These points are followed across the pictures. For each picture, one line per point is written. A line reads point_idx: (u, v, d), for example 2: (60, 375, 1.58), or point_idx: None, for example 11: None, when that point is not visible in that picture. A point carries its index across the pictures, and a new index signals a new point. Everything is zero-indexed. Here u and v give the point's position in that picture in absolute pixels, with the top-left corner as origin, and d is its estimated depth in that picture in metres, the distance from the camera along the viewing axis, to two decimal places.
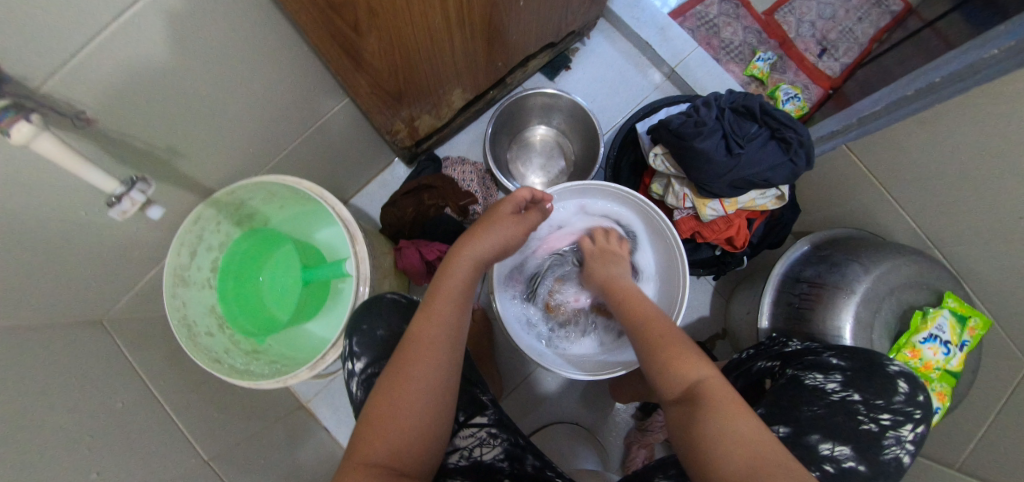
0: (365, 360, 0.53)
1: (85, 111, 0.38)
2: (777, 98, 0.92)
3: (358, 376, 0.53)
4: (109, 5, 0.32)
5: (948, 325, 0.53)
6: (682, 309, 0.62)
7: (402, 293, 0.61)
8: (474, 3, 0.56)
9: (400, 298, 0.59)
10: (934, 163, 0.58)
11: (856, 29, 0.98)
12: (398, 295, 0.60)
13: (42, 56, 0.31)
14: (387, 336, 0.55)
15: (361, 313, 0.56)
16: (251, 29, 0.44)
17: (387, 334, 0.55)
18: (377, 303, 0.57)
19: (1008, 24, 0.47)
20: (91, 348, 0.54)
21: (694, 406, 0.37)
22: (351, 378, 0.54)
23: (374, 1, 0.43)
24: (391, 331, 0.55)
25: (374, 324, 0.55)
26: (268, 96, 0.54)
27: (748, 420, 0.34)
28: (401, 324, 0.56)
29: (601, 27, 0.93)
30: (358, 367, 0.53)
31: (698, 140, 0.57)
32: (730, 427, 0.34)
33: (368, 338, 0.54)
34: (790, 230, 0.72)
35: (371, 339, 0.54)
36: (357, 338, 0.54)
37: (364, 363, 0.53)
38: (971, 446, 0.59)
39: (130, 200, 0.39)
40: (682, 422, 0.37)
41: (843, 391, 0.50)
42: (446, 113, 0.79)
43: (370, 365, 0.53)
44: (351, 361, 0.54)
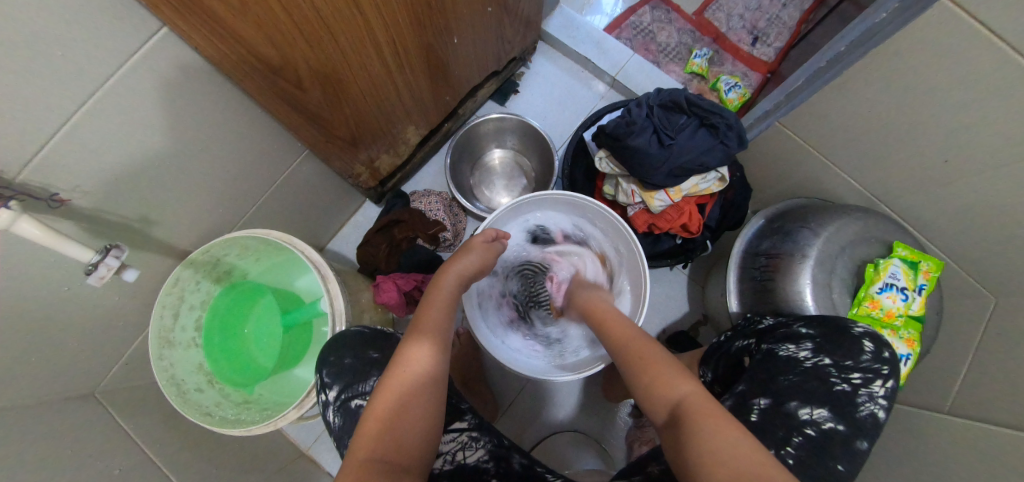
0: (338, 388, 0.55)
1: (57, 192, 0.42)
2: (719, 89, 0.97)
3: (333, 404, 0.54)
4: (67, 99, 0.37)
5: (902, 272, 0.55)
6: (647, 302, 0.64)
7: (369, 325, 0.62)
8: (408, 48, 0.61)
9: (364, 330, 0.61)
10: (858, 125, 0.62)
11: (783, 15, 1.03)
12: (364, 326, 0.61)
13: (15, 152, 0.36)
14: (356, 362, 0.56)
15: (329, 348, 0.58)
16: (204, 102, 0.49)
17: (355, 361, 0.56)
18: (342, 336, 0.59)
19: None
20: (83, 420, 0.56)
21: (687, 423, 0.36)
22: (326, 408, 0.55)
23: (311, 60, 0.48)
24: (360, 356, 0.57)
25: (342, 354, 0.57)
26: (230, 159, 0.59)
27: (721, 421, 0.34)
28: (365, 349, 0.57)
29: (541, 50, 1.00)
30: (332, 395, 0.55)
31: (631, 138, 0.61)
32: (708, 430, 0.34)
33: (338, 367, 0.56)
34: (746, 209, 0.74)
35: (341, 368, 0.56)
36: (328, 369, 0.56)
37: (338, 390, 0.55)
38: (954, 391, 0.59)
39: (106, 267, 0.44)
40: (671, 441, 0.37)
41: (814, 357, 0.49)
42: (405, 150, 0.84)
43: (344, 391, 0.54)
44: (325, 391, 0.55)
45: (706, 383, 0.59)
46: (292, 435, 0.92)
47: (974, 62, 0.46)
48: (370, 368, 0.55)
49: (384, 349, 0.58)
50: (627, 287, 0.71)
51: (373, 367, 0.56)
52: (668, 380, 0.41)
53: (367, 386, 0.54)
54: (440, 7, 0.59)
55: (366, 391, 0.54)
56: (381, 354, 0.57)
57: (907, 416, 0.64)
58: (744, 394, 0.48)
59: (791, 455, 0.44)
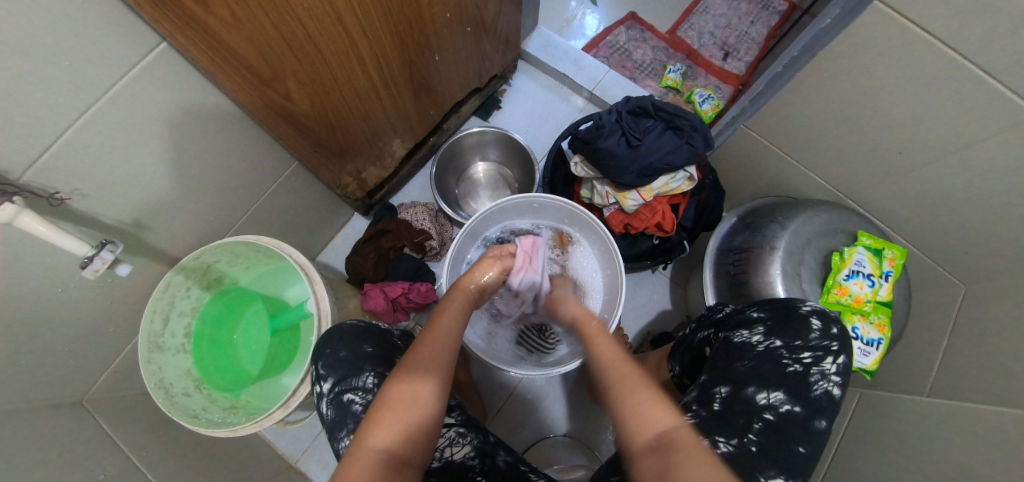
0: (331, 381, 0.55)
1: (58, 191, 0.45)
2: (693, 101, 1.01)
3: (326, 397, 0.55)
4: (72, 106, 0.40)
5: (866, 259, 0.58)
6: (623, 295, 0.66)
7: (364, 319, 0.63)
8: (393, 66, 0.67)
9: (360, 324, 0.61)
10: (814, 122, 0.65)
11: (752, 32, 1.10)
12: (359, 320, 0.62)
13: (22, 154, 0.39)
14: (351, 356, 0.56)
15: (325, 341, 0.59)
16: (199, 115, 0.53)
17: (349, 355, 0.56)
18: (338, 330, 0.59)
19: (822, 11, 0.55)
20: (69, 425, 0.57)
21: (667, 456, 0.38)
22: (320, 400, 0.55)
23: (300, 74, 0.53)
24: (355, 349, 0.57)
25: (337, 348, 0.57)
26: (221, 169, 0.62)
27: (697, 460, 0.37)
28: (360, 343, 0.58)
29: (522, 68, 1.06)
30: (326, 387, 0.55)
31: (601, 141, 0.64)
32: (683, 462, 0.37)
33: (332, 360, 0.56)
34: (720, 209, 0.77)
35: (335, 361, 0.56)
36: (324, 362, 0.57)
37: (332, 383, 0.55)
38: (930, 375, 0.60)
39: (101, 260, 0.46)
40: (654, 466, 0.38)
41: (766, 340, 0.52)
42: (391, 163, 0.88)
43: (338, 384, 0.54)
44: (320, 383, 0.56)
45: (677, 377, 0.64)
46: (280, 447, 0.92)
47: (910, 58, 0.49)
48: (364, 362, 0.56)
49: (378, 344, 0.59)
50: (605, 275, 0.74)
51: (366, 362, 0.56)
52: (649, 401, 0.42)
53: (360, 380, 0.54)
54: (421, 28, 0.65)
55: (359, 385, 0.54)
56: (375, 348, 0.58)
57: (885, 402, 0.65)
58: (707, 384, 0.52)
59: (753, 442, 0.46)
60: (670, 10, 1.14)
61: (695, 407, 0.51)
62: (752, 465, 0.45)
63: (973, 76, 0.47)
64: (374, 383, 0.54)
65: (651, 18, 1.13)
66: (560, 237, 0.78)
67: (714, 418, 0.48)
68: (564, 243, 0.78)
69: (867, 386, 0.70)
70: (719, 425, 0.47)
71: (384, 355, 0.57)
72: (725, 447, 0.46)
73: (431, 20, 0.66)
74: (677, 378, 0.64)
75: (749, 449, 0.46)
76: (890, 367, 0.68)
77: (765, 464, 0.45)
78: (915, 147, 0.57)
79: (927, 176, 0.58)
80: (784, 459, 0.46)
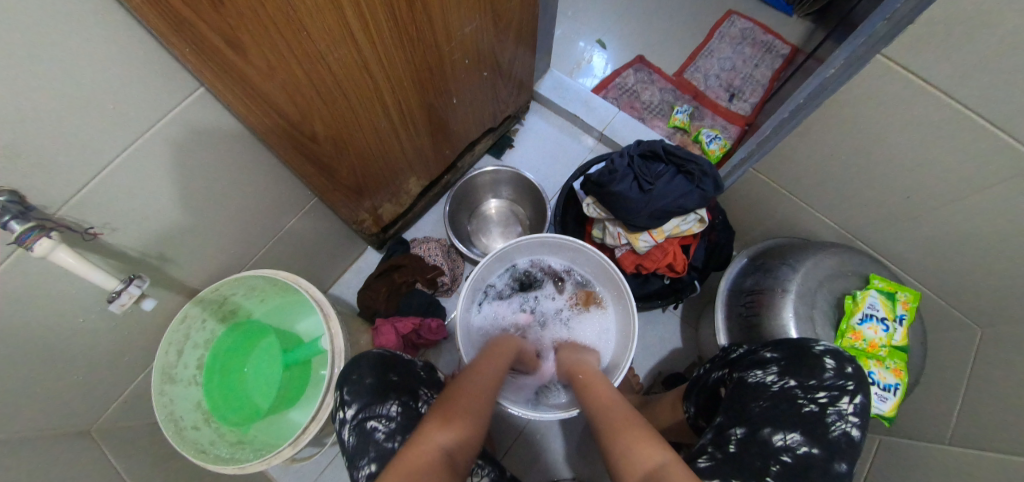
0: (355, 407, 0.55)
1: (91, 226, 0.47)
2: (701, 141, 1.03)
3: (349, 423, 0.55)
4: (113, 145, 0.43)
5: (880, 302, 0.58)
6: (637, 336, 0.65)
7: (388, 348, 0.63)
8: (414, 109, 0.70)
9: (384, 352, 0.61)
10: (822, 166, 0.67)
11: (756, 75, 1.14)
12: (383, 348, 0.63)
13: (61, 189, 0.41)
14: (377, 383, 0.57)
15: (351, 366, 0.59)
16: (227, 152, 0.55)
17: (376, 382, 0.57)
18: (363, 356, 0.60)
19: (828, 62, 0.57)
20: (75, 456, 0.56)
21: None
22: (342, 426, 0.55)
23: (326, 116, 0.55)
24: (381, 377, 0.57)
25: (364, 373, 0.57)
26: (245, 203, 0.64)
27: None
28: (386, 372, 0.58)
29: (535, 109, 1.10)
30: (349, 413, 0.55)
31: (614, 185, 0.66)
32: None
33: (357, 386, 0.56)
34: (730, 249, 0.77)
35: (361, 387, 0.56)
36: (348, 387, 0.57)
37: (355, 410, 0.55)
38: (952, 425, 0.58)
39: (128, 294, 0.47)
40: None
41: (780, 380, 0.53)
42: (407, 199, 0.91)
43: (361, 410, 0.55)
44: (343, 409, 0.56)
45: (692, 418, 0.62)
46: None
47: (914, 108, 0.51)
48: (389, 391, 0.56)
49: (402, 373, 0.60)
50: (617, 312, 0.74)
51: (391, 390, 0.57)
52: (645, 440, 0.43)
53: (384, 408, 0.54)
54: (441, 73, 0.69)
55: (383, 413, 0.54)
56: (400, 378, 0.59)
57: (907, 452, 0.62)
58: (722, 426, 0.52)
59: None
60: (677, 55, 1.18)
61: (710, 449, 0.51)
62: None
63: (977, 127, 0.48)
64: (397, 412, 0.54)
65: (658, 61, 1.18)
66: (587, 293, 0.77)
67: (729, 461, 0.48)
68: (590, 300, 0.77)
69: (887, 434, 0.68)
70: (736, 468, 0.47)
71: (406, 384, 0.59)
72: None
73: (450, 66, 0.70)
74: (692, 419, 0.62)
75: None
76: (911, 415, 0.66)
77: None
78: (924, 192, 0.58)
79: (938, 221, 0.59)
80: None
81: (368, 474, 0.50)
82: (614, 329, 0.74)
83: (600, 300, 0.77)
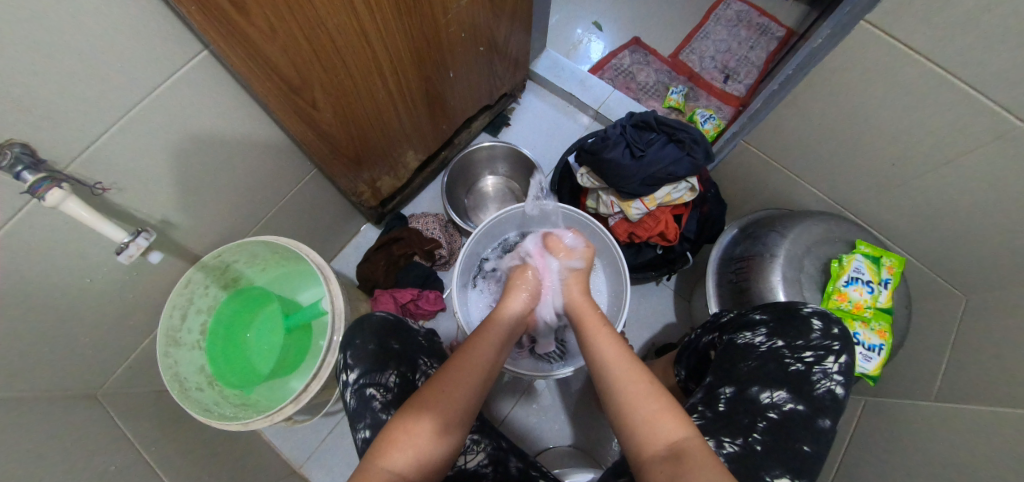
0: (358, 372, 0.56)
1: (100, 181, 0.48)
2: (695, 120, 1.04)
3: (351, 386, 0.56)
4: (121, 103, 0.44)
5: (865, 266, 0.60)
6: (628, 299, 0.68)
7: (392, 313, 0.65)
8: (411, 80, 0.71)
9: (389, 317, 0.62)
10: (811, 137, 0.68)
11: (751, 56, 1.15)
12: (388, 313, 0.63)
13: (71, 146, 0.43)
14: (379, 350, 0.57)
15: (354, 330, 0.60)
16: (230, 119, 0.57)
17: (378, 349, 0.57)
18: (367, 320, 0.60)
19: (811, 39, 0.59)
20: (83, 416, 0.58)
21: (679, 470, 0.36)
22: (346, 388, 0.57)
23: (326, 83, 0.57)
24: (383, 345, 0.58)
25: (367, 340, 0.58)
26: (247, 172, 0.66)
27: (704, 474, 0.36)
28: (388, 339, 0.59)
29: (531, 88, 1.11)
30: (352, 377, 0.56)
31: (607, 152, 0.68)
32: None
33: (361, 351, 0.57)
34: (721, 221, 0.79)
35: (364, 352, 0.57)
36: (352, 352, 0.58)
37: (358, 374, 0.56)
38: (935, 383, 0.60)
39: (136, 246, 0.49)
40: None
41: (769, 340, 0.53)
42: (405, 174, 0.92)
43: (363, 376, 0.56)
44: (346, 372, 0.57)
45: (682, 381, 0.64)
46: (284, 452, 0.91)
47: (897, 73, 0.53)
48: (389, 360, 0.57)
49: (404, 342, 0.60)
50: (608, 278, 0.76)
51: (391, 359, 0.57)
52: (663, 414, 0.40)
53: (384, 377, 0.56)
54: (437, 46, 0.70)
55: (382, 383, 0.55)
56: (402, 346, 0.59)
57: (891, 410, 0.64)
58: (712, 385, 0.52)
59: (758, 441, 0.47)
60: (672, 36, 1.20)
61: (700, 408, 0.51)
62: (759, 464, 0.46)
63: (958, 89, 0.49)
64: (396, 383, 0.56)
65: (654, 43, 1.19)
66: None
67: (720, 418, 0.49)
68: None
69: (872, 395, 0.70)
70: (725, 425, 0.48)
71: (408, 352, 0.59)
72: (731, 447, 0.47)
73: (446, 39, 0.71)
74: (682, 381, 0.64)
75: (754, 448, 0.47)
76: (895, 377, 0.68)
77: (771, 463, 0.46)
78: (908, 157, 0.59)
79: (922, 185, 0.61)
80: (789, 457, 0.47)
81: (364, 439, 0.52)
82: (607, 290, 0.76)
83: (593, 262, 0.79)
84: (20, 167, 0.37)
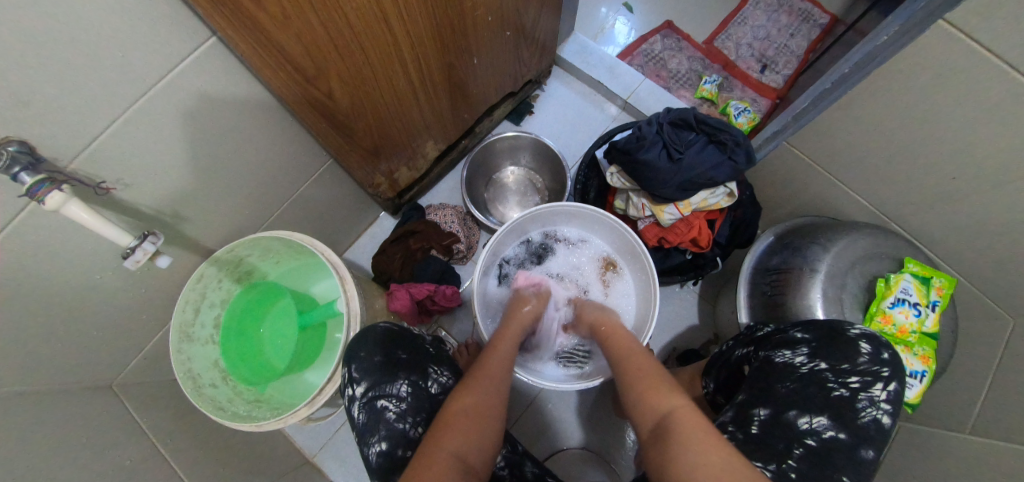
0: (365, 385, 0.55)
1: (104, 181, 0.45)
2: (729, 113, 0.98)
3: (358, 400, 0.54)
4: (126, 94, 0.41)
5: (913, 288, 0.56)
6: (656, 314, 0.65)
7: (397, 322, 0.63)
8: (433, 66, 0.66)
9: (393, 327, 0.60)
10: (864, 145, 0.63)
11: (791, 45, 1.07)
12: (392, 323, 0.62)
13: (72, 142, 0.39)
14: (386, 360, 0.56)
15: (357, 342, 0.58)
16: (244, 108, 0.53)
17: (385, 360, 0.56)
18: (370, 332, 0.58)
19: (876, 29, 0.53)
20: (99, 411, 0.57)
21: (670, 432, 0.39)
22: (352, 403, 0.55)
23: (344, 71, 0.52)
24: (389, 355, 0.56)
25: (372, 351, 0.56)
26: (260, 163, 0.62)
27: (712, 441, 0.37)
28: (394, 349, 0.57)
29: (556, 73, 1.05)
30: (358, 391, 0.55)
31: (641, 152, 0.63)
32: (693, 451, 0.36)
33: (366, 364, 0.56)
34: (755, 227, 0.75)
35: (370, 365, 0.55)
36: (356, 364, 0.56)
37: (365, 387, 0.55)
38: (976, 413, 0.57)
39: (142, 251, 0.46)
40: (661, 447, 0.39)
41: (810, 361, 0.51)
42: (423, 164, 0.88)
43: (371, 389, 0.54)
44: (351, 387, 0.55)
45: (710, 394, 0.62)
46: (298, 441, 0.92)
47: (974, 80, 0.47)
48: (397, 370, 0.55)
49: (412, 350, 0.58)
50: (635, 283, 0.74)
51: (399, 369, 0.56)
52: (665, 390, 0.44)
53: (394, 388, 0.54)
54: (462, 29, 0.64)
55: (393, 393, 0.54)
56: (409, 355, 0.58)
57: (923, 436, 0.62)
58: (744, 404, 0.50)
59: (793, 469, 0.45)
60: (708, 20, 1.11)
61: (732, 429, 0.50)
62: None
63: None
64: (408, 392, 0.54)
65: (688, 27, 1.11)
66: (605, 259, 0.76)
67: (752, 442, 0.47)
68: (609, 267, 0.76)
69: (904, 418, 0.68)
70: (758, 449, 0.47)
71: (417, 361, 0.57)
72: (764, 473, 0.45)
73: (472, 22, 0.65)
74: (710, 395, 0.61)
75: (788, 476, 0.45)
76: (930, 402, 0.65)
77: None
78: (970, 173, 0.55)
79: (982, 204, 0.56)
80: None
81: (379, 452, 0.50)
82: (635, 293, 0.74)
83: (619, 267, 0.76)
84: (17, 168, 0.34)
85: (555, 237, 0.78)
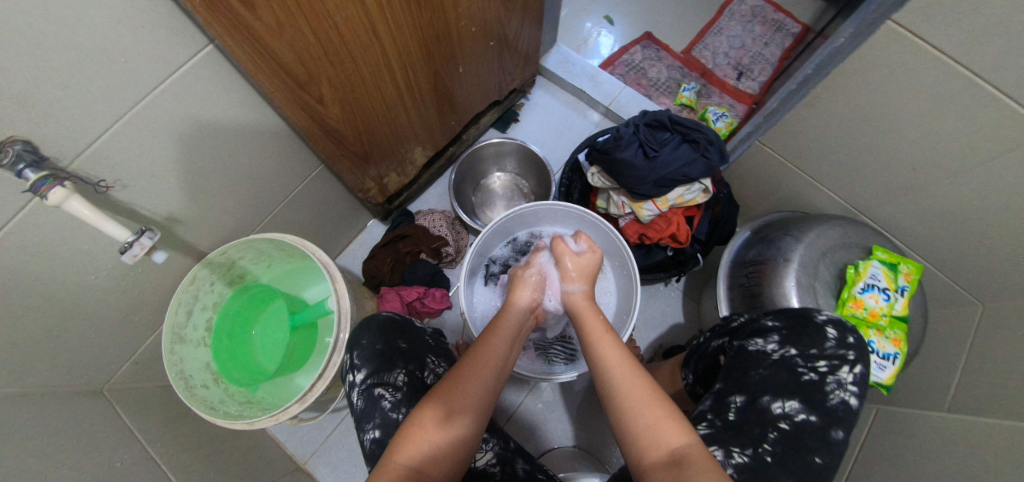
0: (365, 372, 0.56)
1: (103, 180, 0.47)
2: (707, 118, 1.02)
3: (359, 386, 0.56)
4: (125, 97, 0.43)
5: (881, 273, 0.58)
6: (637, 308, 0.67)
7: (400, 314, 0.65)
8: (419, 74, 0.69)
9: (396, 318, 0.62)
10: (830, 141, 0.67)
11: (765, 53, 1.12)
12: (395, 313, 0.64)
13: (72, 142, 0.42)
14: (386, 349, 0.57)
15: (361, 331, 0.60)
16: (237, 113, 0.56)
17: (385, 348, 0.57)
18: (374, 320, 0.61)
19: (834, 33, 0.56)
20: (89, 412, 0.58)
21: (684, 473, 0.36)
22: (352, 389, 0.56)
23: (333, 78, 0.55)
24: (390, 344, 0.58)
25: (374, 339, 0.58)
26: (252, 168, 0.64)
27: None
28: (395, 339, 0.59)
29: (541, 83, 1.09)
30: (359, 378, 0.56)
31: (618, 152, 0.66)
32: None
33: (367, 351, 0.57)
34: (733, 222, 0.78)
35: (371, 353, 0.57)
36: (359, 352, 0.58)
37: (365, 374, 0.56)
38: (949, 395, 0.59)
39: (140, 246, 0.48)
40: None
41: (781, 348, 0.52)
42: (412, 170, 0.91)
43: (371, 376, 0.55)
44: (353, 373, 0.57)
45: (691, 385, 0.63)
46: (290, 447, 0.91)
47: (922, 75, 0.51)
48: (396, 359, 0.56)
49: (412, 341, 0.60)
50: (617, 279, 0.76)
51: (398, 358, 0.57)
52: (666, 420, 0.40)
53: (391, 377, 0.55)
54: (447, 39, 0.68)
55: (391, 382, 0.54)
56: (409, 344, 0.59)
57: (901, 420, 0.64)
58: (721, 392, 0.52)
59: (767, 452, 0.46)
60: (685, 32, 1.17)
61: (709, 416, 0.51)
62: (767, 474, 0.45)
63: (990, 94, 0.47)
64: (405, 382, 0.55)
65: (666, 38, 1.17)
66: None
67: (729, 429, 0.48)
68: None
69: (883, 403, 0.69)
70: (735, 435, 0.47)
71: (416, 351, 0.59)
72: (739, 457, 0.46)
73: (455, 32, 0.69)
74: (691, 386, 0.63)
75: (763, 459, 0.46)
76: (906, 387, 0.67)
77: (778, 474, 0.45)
78: (927, 163, 0.58)
79: (941, 192, 0.59)
80: (798, 469, 0.46)
81: (373, 439, 0.51)
82: (616, 291, 0.76)
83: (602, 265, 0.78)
84: (22, 165, 0.37)
85: (540, 237, 0.80)
